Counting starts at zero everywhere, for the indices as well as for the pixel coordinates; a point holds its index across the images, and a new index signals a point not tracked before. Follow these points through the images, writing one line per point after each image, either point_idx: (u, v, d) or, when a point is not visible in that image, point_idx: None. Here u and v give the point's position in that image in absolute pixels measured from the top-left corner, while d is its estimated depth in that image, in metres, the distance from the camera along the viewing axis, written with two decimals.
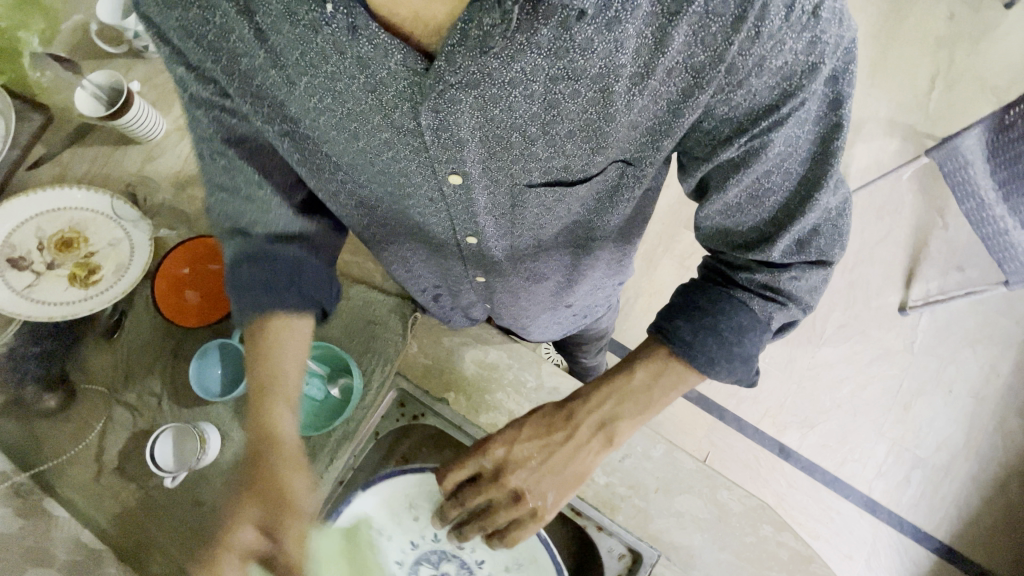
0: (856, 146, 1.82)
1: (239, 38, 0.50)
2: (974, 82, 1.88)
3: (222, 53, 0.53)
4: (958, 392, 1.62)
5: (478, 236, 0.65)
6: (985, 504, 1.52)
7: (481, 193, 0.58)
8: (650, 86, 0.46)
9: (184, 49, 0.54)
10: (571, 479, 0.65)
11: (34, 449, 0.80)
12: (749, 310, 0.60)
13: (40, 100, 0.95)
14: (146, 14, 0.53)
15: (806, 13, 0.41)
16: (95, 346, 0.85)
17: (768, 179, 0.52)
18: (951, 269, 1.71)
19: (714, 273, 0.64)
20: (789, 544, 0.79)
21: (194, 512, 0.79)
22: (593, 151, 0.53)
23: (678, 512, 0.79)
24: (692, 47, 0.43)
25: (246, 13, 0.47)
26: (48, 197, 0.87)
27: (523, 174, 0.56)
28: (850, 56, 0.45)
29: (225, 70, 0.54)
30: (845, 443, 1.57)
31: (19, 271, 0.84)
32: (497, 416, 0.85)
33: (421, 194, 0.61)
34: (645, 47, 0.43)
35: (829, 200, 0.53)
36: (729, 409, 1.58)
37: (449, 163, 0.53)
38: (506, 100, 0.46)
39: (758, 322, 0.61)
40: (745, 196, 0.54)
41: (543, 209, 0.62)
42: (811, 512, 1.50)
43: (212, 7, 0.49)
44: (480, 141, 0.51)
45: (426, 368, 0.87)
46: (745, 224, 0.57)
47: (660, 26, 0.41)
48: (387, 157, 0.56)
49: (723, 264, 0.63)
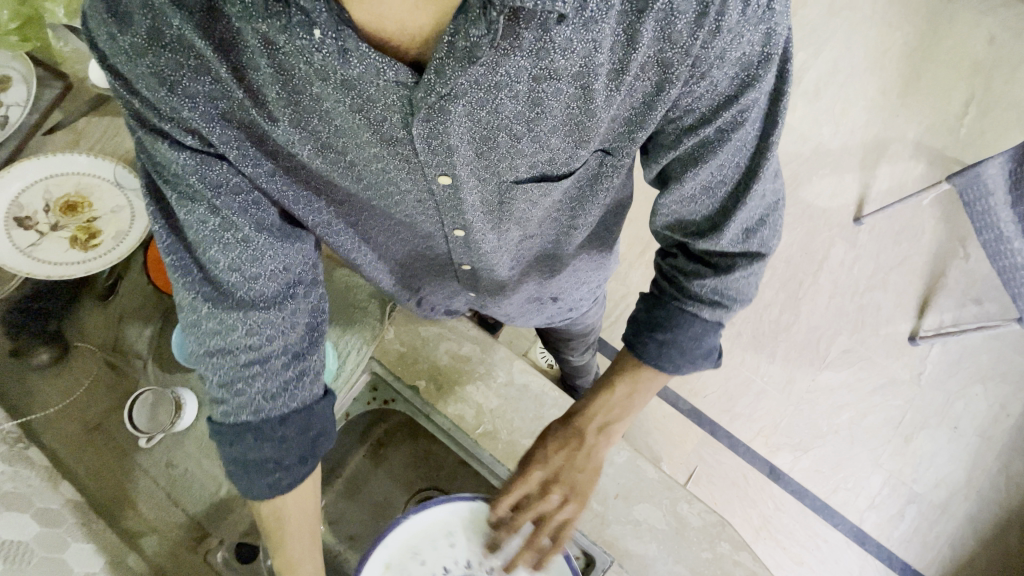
0: (879, 168, 1.76)
1: (213, 79, 0.49)
2: (1011, 108, 1.80)
3: (200, 96, 0.49)
4: (963, 429, 1.56)
5: (465, 229, 0.64)
6: (980, 547, 1.47)
7: (469, 194, 0.58)
8: (626, 82, 0.46)
9: (150, 95, 0.49)
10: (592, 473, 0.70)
11: (27, 400, 0.84)
12: (700, 317, 0.64)
13: (61, 70, 1.00)
14: (109, 61, 0.48)
15: (760, 6, 0.43)
16: (93, 306, 0.90)
17: (722, 171, 0.54)
18: (968, 301, 1.65)
19: (670, 277, 0.66)
20: (746, 564, 0.78)
21: (166, 473, 0.83)
22: (577, 145, 0.53)
23: (636, 521, 0.79)
24: (662, 43, 0.43)
25: (222, 52, 0.46)
26: (57, 162, 0.91)
27: (509, 172, 0.56)
28: (789, 47, 0.46)
29: (213, 112, 0.51)
30: (839, 471, 1.53)
31: (24, 230, 0.88)
32: (464, 409, 0.85)
33: (410, 196, 0.60)
34: (619, 44, 0.43)
35: (766, 187, 0.56)
36: (722, 425, 1.55)
37: (439, 165, 0.53)
38: (491, 102, 0.47)
39: (710, 325, 0.64)
40: (699, 187, 0.55)
41: (530, 206, 0.62)
42: (796, 537, 1.47)
43: (182, 47, 0.46)
44: (469, 143, 0.51)
45: (400, 354, 0.89)
46: (696, 212, 0.59)
47: (630, 24, 0.42)
48: (376, 166, 0.56)
49: (678, 270, 0.65)
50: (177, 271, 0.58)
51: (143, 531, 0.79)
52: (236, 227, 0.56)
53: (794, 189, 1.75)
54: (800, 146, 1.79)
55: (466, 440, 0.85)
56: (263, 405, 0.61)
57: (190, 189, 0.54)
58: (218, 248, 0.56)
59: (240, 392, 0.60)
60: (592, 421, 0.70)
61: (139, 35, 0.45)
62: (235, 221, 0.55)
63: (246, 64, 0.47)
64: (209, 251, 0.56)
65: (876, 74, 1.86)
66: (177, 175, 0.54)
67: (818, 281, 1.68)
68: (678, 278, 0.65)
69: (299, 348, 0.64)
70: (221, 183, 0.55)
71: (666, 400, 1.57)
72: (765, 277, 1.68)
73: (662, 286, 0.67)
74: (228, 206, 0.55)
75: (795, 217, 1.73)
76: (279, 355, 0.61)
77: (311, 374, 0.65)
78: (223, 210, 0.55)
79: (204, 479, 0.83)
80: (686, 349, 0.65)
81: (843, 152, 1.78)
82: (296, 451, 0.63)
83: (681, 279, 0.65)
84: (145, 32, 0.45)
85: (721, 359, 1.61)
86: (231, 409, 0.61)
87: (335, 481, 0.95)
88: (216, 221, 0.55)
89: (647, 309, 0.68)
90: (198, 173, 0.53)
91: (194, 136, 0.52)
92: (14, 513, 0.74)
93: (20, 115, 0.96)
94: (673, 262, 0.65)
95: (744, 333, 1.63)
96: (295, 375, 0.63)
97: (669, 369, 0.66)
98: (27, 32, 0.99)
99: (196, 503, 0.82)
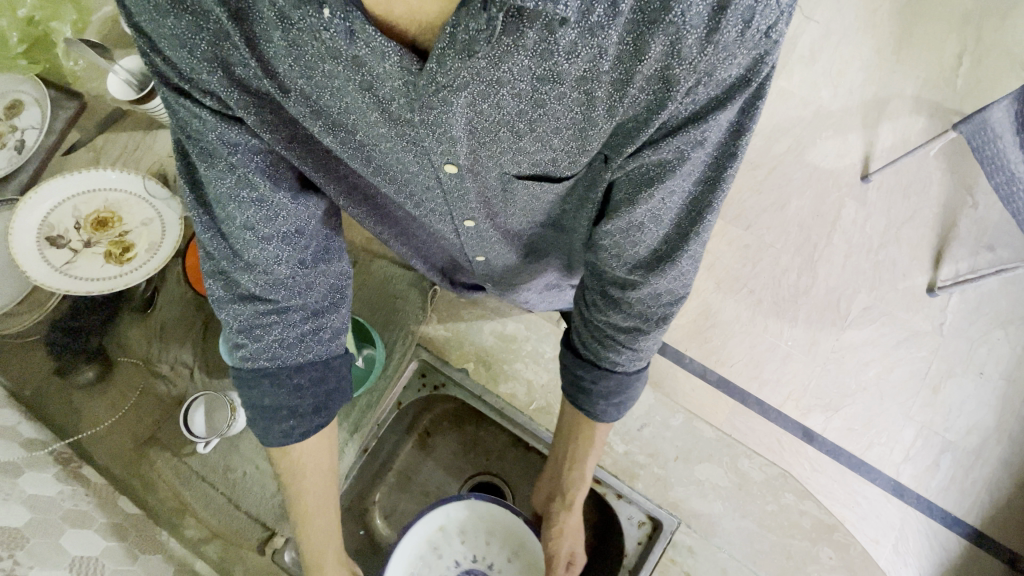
0: (881, 125, 1.78)
1: (232, 45, 0.48)
2: (1004, 55, 1.82)
3: (215, 62, 0.50)
4: (989, 374, 1.58)
5: (473, 220, 0.67)
6: (1017, 488, 1.48)
7: (471, 180, 0.59)
8: (630, 94, 0.45)
9: (173, 57, 0.50)
10: (583, 472, 0.75)
11: (72, 420, 0.84)
12: (618, 372, 0.69)
13: (74, 89, 1.01)
14: (135, 20, 0.49)
15: (760, 31, 0.41)
16: (131, 320, 0.91)
17: (670, 199, 0.53)
18: (981, 248, 1.67)
19: (597, 323, 0.68)
20: (811, 512, 0.80)
21: (225, 478, 0.84)
22: (579, 150, 0.53)
23: (698, 480, 0.81)
24: (670, 57, 0.42)
25: (235, 20, 0.45)
26: (83, 178, 0.91)
27: (510, 166, 0.57)
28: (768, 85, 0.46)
29: (229, 78, 0.51)
30: (871, 427, 1.53)
31: (57, 249, 0.87)
32: (516, 385, 0.92)
33: (419, 181, 0.62)
34: (625, 53, 0.42)
35: (709, 234, 0.57)
36: (752, 393, 1.55)
37: (443, 153, 0.54)
38: (494, 97, 0.47)
39: (633, 375, 0.69)
40: (648, 216, 0.55)
41: (531, 200, 0.64)
42: (836, 496, 1.47)
43: (202, 11, 0.46)
44: (469, 134, 0.52)
45: (446, 340, 0.96)
46: (641, 246, 0.58)
47: (639, 33, 0.41)
48: (385, 149, 0.57)
49: (604, 314, 0.66)
50: (203, 229, 0.60)
51: (205, 537, 0.80)
52: (252, 184, 0.58)
53: (799, 154, 1.76)
54: (801, 111, 1.80)
55: (517, 414, 0.87)
56: (277, 353, 0.64)
57: (210, 146, 0.56)
58: (235, 206, 0.58)
59: (257, 339, 0.63)
60: (574, 489, 0.75)
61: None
62: (253, 178, 0.57)
63: (260, 37, 0.46)
64: (226, 207, 0.58)
65: (869, 33, 1.87)
66: (196, 128, 0.55)
67: (833, 242, 1.69)
68: (605, 323, 0.67)
69: (317, 306, 0.67)
70: (238, 144, 0.56)
71: (694, 372, 1.57)
72: (779, 243, 1.68)
73: (587, 340, 0.71)
74: (243, 163, 0.57)
75: (803, 180, 1.74)
76: (297, 310, 0.65)
77: (327, 331, 0.68)
78: (240, 169, 0.57)
79: (262, 481, 0.84)
80: (609, 400, 0.70)
81: (843, 112, 1.80)
82: (310, 398, 0.66)
83: (608, 327, 0.67)
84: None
85: (745, 327, 1.61)
86: (247, 355, 0.64)
87: (387, 473, 0.93)
88: (233, 176, 0.57)
89: (579, 365, 0.72)
90: (216, 131, 0.55)
91: (213, 99, 0.53)
92: (81, 530, 0.71)
93: (36, 138, 0.96)
94: (600, 306, 0.67)
95: (764, 300, 1.63)
96: (311, 329, 0.66)
97: (595, 418, 0.72)
98: (35, 55, 1.00)
99: (258, 505, 0.82)
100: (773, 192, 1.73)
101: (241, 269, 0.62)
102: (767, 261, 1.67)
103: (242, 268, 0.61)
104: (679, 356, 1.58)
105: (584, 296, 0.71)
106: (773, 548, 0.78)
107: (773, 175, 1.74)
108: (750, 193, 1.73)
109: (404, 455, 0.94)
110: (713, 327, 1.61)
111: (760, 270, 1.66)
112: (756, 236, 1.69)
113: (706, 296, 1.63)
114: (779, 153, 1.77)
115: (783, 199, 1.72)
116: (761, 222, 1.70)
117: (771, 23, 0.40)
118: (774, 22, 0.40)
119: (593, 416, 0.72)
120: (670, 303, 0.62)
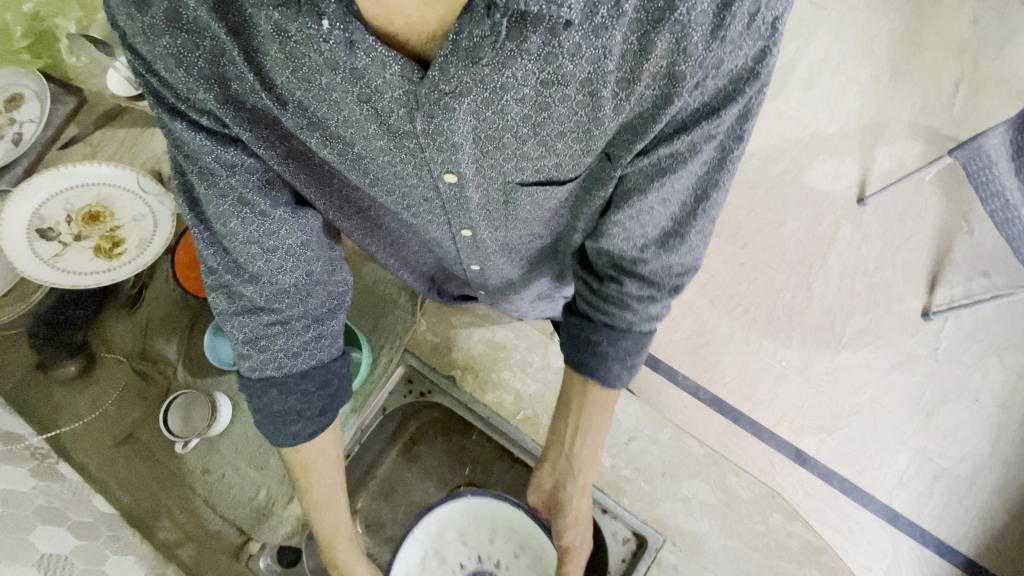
0: (878, 150, 1.80)
1: (227, 61, 0.48)
2: (1001, 84, 1.84)
3: (212, 79, 0.50)
4: (984, 401, 1.57)
5: (472, 230, 0.66)
6: (1011, 518, 1.46)
7: (474, 192, 0.58)
8: (636, 92, 0.45)
9: (168, 77, 0.50)
10: (591, 453, 0.73)
11: (52, 414, 0.84)
12: (635, 332, 0.68)
13: (74, 85, 1.01)
14: (130, 43, 0.49)
15: (764, 22, 0.42)
16: (117, 315, 0.91)
17: (679, 183, 0.54)
18: (977, 274, 1.68)
19: (606, 296, 0.68)
20: (799, 534, 0.78)
21: (203, 480, 0.82)
22: (583, 152, 0.53)
23: (686, 497, 0.80)
24: (675, 54, 0.42)
25: (234, 34, 0.45)
26: (76, 172, 0.90)
27: (514, 173, 0.56)
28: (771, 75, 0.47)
29: (224, 95, 0.51)
30: (865, 451, 1.52)
31: (47, 241, 0.87)
32: (503, 395, 0.91)
33: (417, 192, 0.61)
34: (630, 51, 0.42)
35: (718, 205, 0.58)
36: (745, 413, 1.54)
37: (444, 163, 0.53)
38: (498, 103, 0.47)
39: (644, 334, 0.68)
40: (658, 201, 0.55)
41: (533, 208, 0.63)
42: (828, 520, 1.46)
43: (198, 29, 0.46)
44: (472, 142, 0.51)
45: (434, 345, 0.95)
46: (650, 229, 0.59)
47: (644, 32, 0.41)
48: (383, 160, 0.57)
49: (615, 288, 0.66)
50: (204, 244, 0.60)
51: (180, 541, 0.79)
52: (250, 204, 0.57)
53: (796, 175, 1.77)
54: (799, 132, 1.82)
55: (505, 426, 0.88)
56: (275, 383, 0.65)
57: (206, 167, 0.56)
58: (237, 221, 0.58)
59: (263, 349, 0.63)
60: (584, 470, 0.73)
61: (157, 19, 0.45)
62: (252, 198, 0.57)
63: (258, 49, 0.46)
64: (228, 225, 0.58)
65: (867, 59, 1.90)
66: (194, 152, 0.55)
67: (828, 263, 1.69)
68: (618, 300, 0.66)
69: (317, 313, 0.67)
70: (235, 165, 0.56)
71: (686, 389, 1.56)
72: (775, 263, 1.68)
73: (595, 303, 0.69)
74: (242, 184, 0.57)
75: (800, 202, 1.74)
76: (299, 319, 0.65)
77: (328, 338, 0.68)
78: (237, 191, 0.57)
79: (241, 483, 0.82)
80: (624, 363, 0.69)
81: (841, 136, 1.82)
82: (318, 401, 0.67)
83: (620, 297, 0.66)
84: (162, 15, 0.45)
85: (739, 346, 1.60)
86: (254, 365, 0.64)
87: (370, 481, 0.89)
88: (232, 197, 0.56)
89: (590, 329, 0.70)
90: (213, 154, 0.55)
91: (209, 117, 0.53)
92: (50, 527, 0.69)
93: (34, 130, 0.96)
94: (610, 283, 0.67)
95: (759, 318, 1.63)
96: (313, 337, 0.66)
97: (608, 383, 0.70)
98: (38, 50, 1.02)
99: (233, 509, 0.80)
100: (769, 213, 1.73)
101: (244, 281, 0.61)
102: (762, 280, 1.67)
103: (245, 282, 0.61)
104: (671, 373, 1.57)
105: (587, 277, 0.70)
106: (759, 570, 0.76)
107: (770, 195, 1.75)
108: (745, 212, 1.74)
109: (388, 462, 0.90)
110: (707, 344, 1.60)
111: (755, 289, 1.66)
112: (751, 255, 1.69)
113: (700, 313, 1.63)
114: (776, 174, 1.78)
115: (779, 219, 1.72)
116: (757, 241, 1.70)
117: (776, 15, 0.41)
118: (778, 14, 0.41)
119: (606, 381, 0.69)
120: (681, 273, 0.63)
